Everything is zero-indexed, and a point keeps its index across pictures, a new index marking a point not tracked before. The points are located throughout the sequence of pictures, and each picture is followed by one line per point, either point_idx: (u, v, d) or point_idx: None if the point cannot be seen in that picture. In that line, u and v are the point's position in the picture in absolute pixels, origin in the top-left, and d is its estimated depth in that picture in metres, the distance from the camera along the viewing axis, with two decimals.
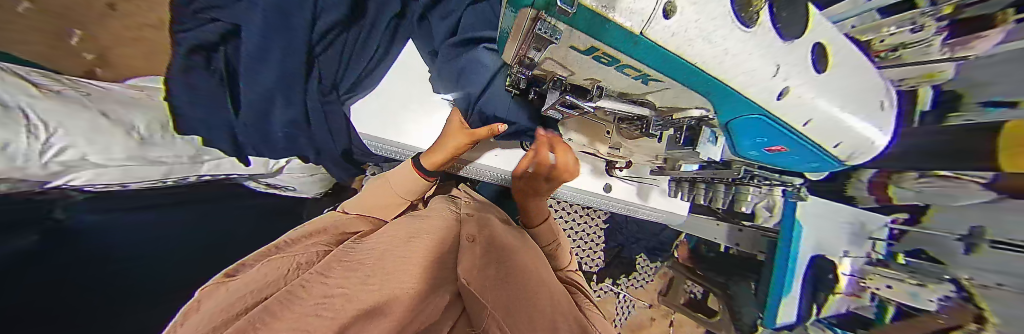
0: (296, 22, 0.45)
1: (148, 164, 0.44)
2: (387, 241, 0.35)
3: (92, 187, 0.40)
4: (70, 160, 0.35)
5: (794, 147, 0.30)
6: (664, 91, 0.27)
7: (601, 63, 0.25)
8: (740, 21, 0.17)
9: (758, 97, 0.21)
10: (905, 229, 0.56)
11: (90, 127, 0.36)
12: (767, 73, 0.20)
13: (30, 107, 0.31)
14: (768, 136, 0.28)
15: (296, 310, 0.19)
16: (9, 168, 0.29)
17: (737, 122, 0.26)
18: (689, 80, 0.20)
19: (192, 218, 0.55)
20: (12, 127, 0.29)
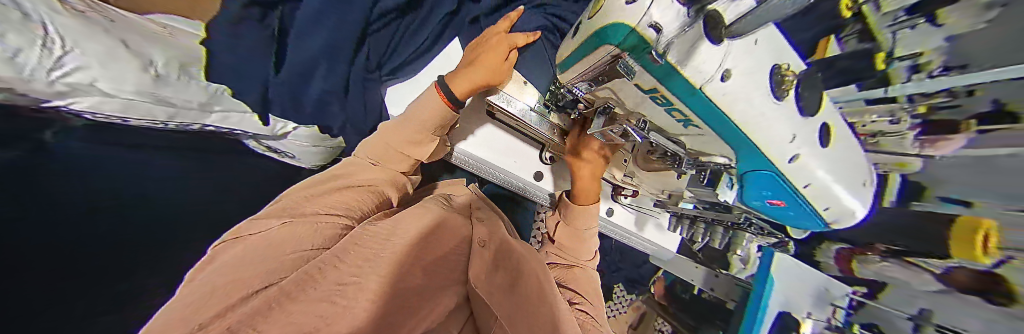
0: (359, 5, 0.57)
1: (155, 102, 0.41)
2: (405, 229, 0.36)
3: (92, 115, 0.36)
4: (77, 83, 0.32)
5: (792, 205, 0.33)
6: (698, 136, 0.30)
7: (654, 102, 0.27)
8: (774, 94, 0.21)
9: (775, 157, 0.24)
10: (864, 301, 0.60)
11: (107, 53, 0.35)
12: (786, 140, 0.23)
13: (46, 20, 0.29)
14: (773, 191, 0.31)
15: (316, 290, 0.22)
16: (15, 79, 0.26)
17: (752, 175, 0.29)
18: (725, 132, 0.23)
19: (177, 165, 0.52)
20: (26, 37, 0.27)
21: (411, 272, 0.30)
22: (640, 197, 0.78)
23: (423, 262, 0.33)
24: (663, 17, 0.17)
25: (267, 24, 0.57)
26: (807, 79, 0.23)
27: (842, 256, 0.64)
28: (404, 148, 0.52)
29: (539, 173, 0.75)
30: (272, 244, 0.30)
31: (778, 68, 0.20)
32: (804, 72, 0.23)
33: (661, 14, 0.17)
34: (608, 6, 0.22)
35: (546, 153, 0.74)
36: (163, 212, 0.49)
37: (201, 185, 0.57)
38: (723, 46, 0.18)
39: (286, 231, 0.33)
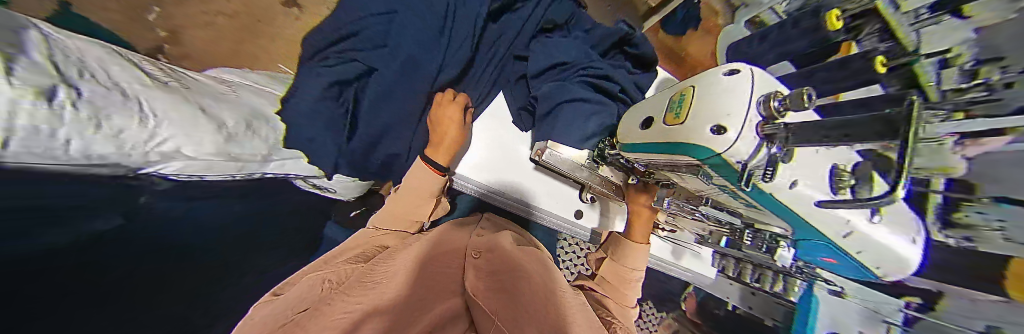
0: (422, 72, 0.54)
1: (228, 159, 0.46)
2: (399, 268, 0.35)
3: (174, 176, 0.42)
4: (167, 151, 0.37)
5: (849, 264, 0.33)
6: (759, 212, 0.33)
7: (721, 189, 0.31)
8: (829, 191, 0.24)
9: (825, 233, 0.27)
10: (920, 315, 0.42)
11: (189, 121, 0.40)
12: (841, 224, 0.26)
13: (142, 96, 0.35)
14: (831, 256, 0.32)
15: (315, 322, 0.22)
16: (114, 151, 0.31)
17: (806, 241, 0.32)
18: (780, 212, 0.28)
19: (237, 213, 0.56)
20: (127, 115, 0.32)
21: (408, 289, 0.29)
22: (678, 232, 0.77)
23: (418, 276, 0.32)
24: (744, 155, 0.22)
25: (345, 100, 0.55)
26: None
27: None
28: (417, 206, 0.54)
29: (579, 212, 0.72)
30: (276, 305, 0.30)
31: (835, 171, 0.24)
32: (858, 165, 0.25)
33: (745, 148, 0.22)
34: (684, 128, 0.26)
35: (587, 194, 0.71)
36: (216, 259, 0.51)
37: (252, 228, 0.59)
38: (789, 164, 0.24)
39: (291, 292, 0.33)
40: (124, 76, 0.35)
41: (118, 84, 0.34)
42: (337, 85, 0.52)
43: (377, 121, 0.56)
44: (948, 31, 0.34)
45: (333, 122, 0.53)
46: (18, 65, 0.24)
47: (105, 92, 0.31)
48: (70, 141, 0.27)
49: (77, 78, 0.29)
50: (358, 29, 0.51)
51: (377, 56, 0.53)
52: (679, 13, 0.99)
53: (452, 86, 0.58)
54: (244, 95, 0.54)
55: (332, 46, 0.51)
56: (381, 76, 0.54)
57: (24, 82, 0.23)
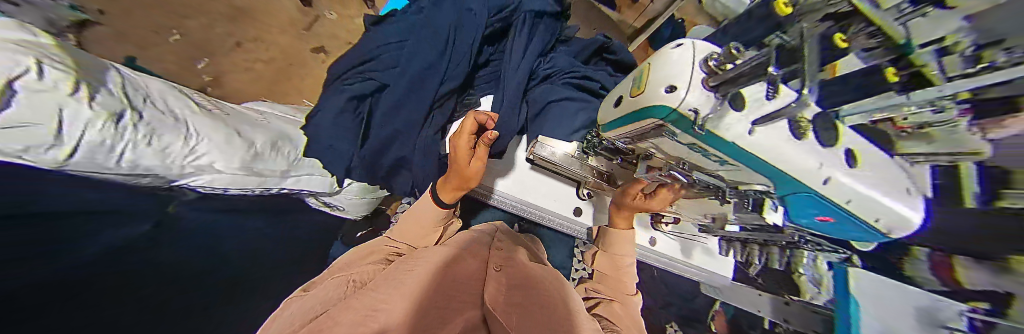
0: (427, 87, 0.59)
1: (252, 174, 0.50)
2: (420, 268, 0.37)
3: (201, 188, 0.46)
4: (201, 165, 0.43)
5: (841, 221, 0.32)
6: (736, 171, 0.33)
7: (696, 152, 0.32)
8: (793, 135, 0.26)
9: (805, 182, 0.27)
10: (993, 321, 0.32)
11: (224, 140, 0.46)
12: (813, 168, 0.26)
13: (188, 120, 0.43)
14: (822, 209, 0.31)
15: (351, 317, 0.26)
16: (159, 164, 0.38)
17: (794, 199, 0.31)
18: (749, 161, 0.28)
19: (251, 228, 0.58)
20: (173, 134, 0.40)
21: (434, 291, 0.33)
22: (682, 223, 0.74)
23: (445, 281, 0.35)
24: (696, 103, 0.24)
25: (359, 111, 0.60)
26: (821, 120, 0.27)
27: (940, 262, 0.39)
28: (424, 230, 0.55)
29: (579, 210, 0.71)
30: (314, 295, 0.34)
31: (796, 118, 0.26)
32: (817, 113, 0.27)
33: (695, 100, 0.24)
34: (646, 91, 0.28)
35: (584, 190, 0.71)
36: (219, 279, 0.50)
37: (262, 247, 0.60)
38: (742, 110, 0.25)
39: (326, 284, 0.37)
40: (180, 107, 0.45)
41: (174, 111, 0.43)
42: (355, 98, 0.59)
43: (384, 130, 0.60)
44: (939, 20, 0.19)
45: (342, 127, 0.57)
46: (91, 102, 0.32)
47: (160, 118, 0.39)
48: (122, 155, 0.34)
49: (139, 108, 0.37)
50: (377, 55, 0.61)
51: (390, 76, 0.61)
52: (665, 30, 1.06)
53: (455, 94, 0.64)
54: (274, 122, 0.61)
55: (353, 69, 0.60)
56: (391, 92, 0.59)
57: (85, 114, 0.30)
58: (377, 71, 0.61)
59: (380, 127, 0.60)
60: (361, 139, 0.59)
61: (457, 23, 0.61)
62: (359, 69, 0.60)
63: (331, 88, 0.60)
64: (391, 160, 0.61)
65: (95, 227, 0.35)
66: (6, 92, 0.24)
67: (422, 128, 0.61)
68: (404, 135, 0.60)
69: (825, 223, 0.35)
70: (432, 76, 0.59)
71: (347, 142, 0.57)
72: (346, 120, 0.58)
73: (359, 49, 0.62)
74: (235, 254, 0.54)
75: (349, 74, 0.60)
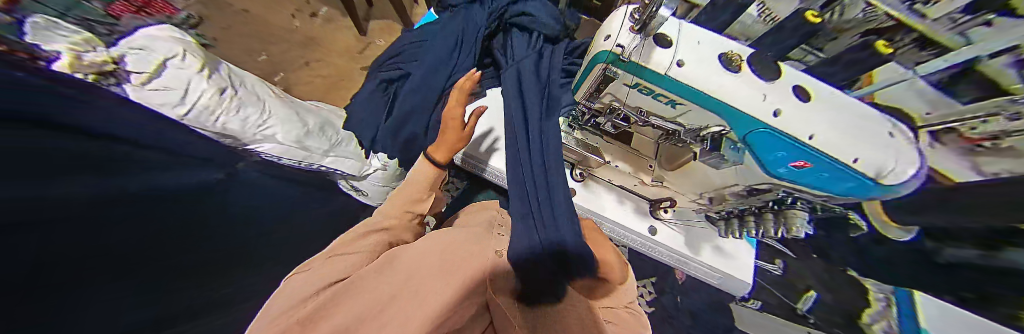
0: (441, 72, 0.65)
1: (300, 148, 0.63)
2: (417, 259, 0.35)
3: (266, 156, 0.60)
4: (266, 134, 0.57)
5: (817, 165, 0.28)
6: (688, 114, 0.33)
7: (643, 95, 0.35)
8: (728, 69, 0.30)
9: (755, 115, 0.28)
10: None
11: (285, 117, 0.61)
12: (758, 97, 0.28)
13: (263, 102, 0.59)
14: (790, 151, 0.29)
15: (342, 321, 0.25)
16: (240, 128, 0.53)
17: (754, 139, 0.30)
18: (696, 99, 0.31)
19: (292, 195, 0.67)
20: (249, 109, 0.55)
21: (437, 287, 0.29)
22: (681, 208, 0.54)
23: (450, 275, 0.31)
24: (623, 41, 0.31)
25: (387, 93, 0.70)
26: (756, 60, 0.30)
27: None
28: (420, 194, 0.50)
29: None
30: (306, 273, 0.33)
31: (726, 55, 0.30)
32: (754, 57, 0.31)
33: (620, 38, 0.31)
34: (595, 46, 0.36)
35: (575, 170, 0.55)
36: (260, 238, 0.56)
37: (293, 218, 0.67)
38: (669, 47, 0.30)
39: (320, 259, 0.35)
40: (264, 92, 0.61)
41: (260, 96, 0.60)
42: (384, 83, 0.71)
43: (403, 108, 0.65)
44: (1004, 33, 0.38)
45: (371, 104, 0.68)
46: (207, 79, 0.49)
47: (248, 97, 0.56)
48: (217, 119, 0.49)
49: (236, 88, 0.55)
50: (405, 52, 0.72)
51: (414, 66, 0.69)
52: None
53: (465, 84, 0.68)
54: (325, 111, 0.76)
55: (389, 60, 0.73)
56: (414, 78, 0.66)
57: (200, 86, 0.48)
58: (406, 64, 0.71)
59: (399, 107, 0.65)
60: (386, 116, 0.68)
61: (464, 27, 0.68)
62: (391, 61, 0.73)
63: (368, 77, 0.73)
64: (405, 135, 0.65)
65: (191, 164, 0.43)
66: (159, 66, 0.44)
67: (434, 107, 0.66)
68: (416, 113, 0.65)
69: (807, 175, 0.30)
70: (447, 64, 0.65)
71: (372, 118, 0.67)
72: (374, 97, 0.69)
73: (392, 48, 0.75)
74: (275, 218, 0.61)
75: (384, 66, 0.73)
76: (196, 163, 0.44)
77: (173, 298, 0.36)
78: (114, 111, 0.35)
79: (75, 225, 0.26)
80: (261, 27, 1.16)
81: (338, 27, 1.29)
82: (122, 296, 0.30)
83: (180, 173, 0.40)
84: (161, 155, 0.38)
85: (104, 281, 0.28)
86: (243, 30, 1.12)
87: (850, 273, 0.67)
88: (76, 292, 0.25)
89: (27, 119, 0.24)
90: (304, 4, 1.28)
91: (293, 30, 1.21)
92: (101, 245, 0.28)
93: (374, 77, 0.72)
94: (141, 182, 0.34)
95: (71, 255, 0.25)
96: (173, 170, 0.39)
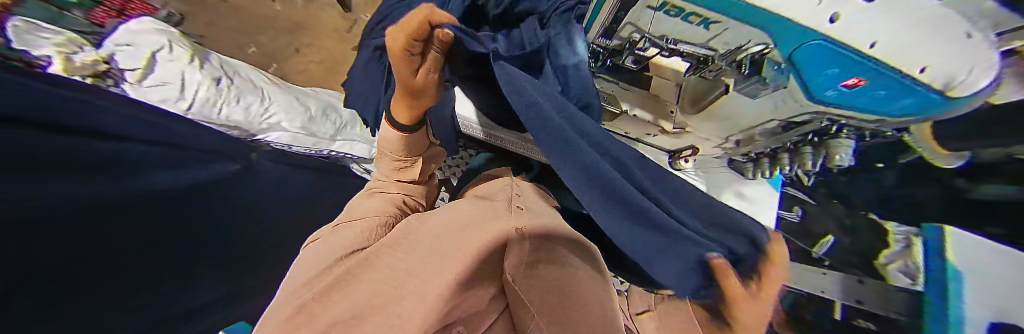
0: None
1: (308, 134, 0.67)
2: (437, 234, 0.31)
3: (275, 145, 0.64)
4: (271, 123, 0.62)
5: (873, 79, 0.31)
6: (724, 32, 0.38)
7: (670, 17, 0.39)
8: None
9: (800, 19, 0.31)
10: None
11: (288, 104, 0.66)
12: (813, 4, 0.30)
13: (268, 91, 0.65)
14: (839, 68, 0.32)
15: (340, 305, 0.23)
16: (246, 118, 0.59)
17: (801, 53, 0.34)
18: (723, 6, 0.33)
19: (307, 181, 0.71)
20: (255, 98, 0.61)
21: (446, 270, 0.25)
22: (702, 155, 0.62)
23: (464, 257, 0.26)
24: None
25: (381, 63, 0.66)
26: None
27: None
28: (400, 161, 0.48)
29: None
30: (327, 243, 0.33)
31: None
32: None
33: None
34: None
35: None
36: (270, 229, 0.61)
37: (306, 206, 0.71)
38: None
39: (339, 228, 0.37)
40: (267, 82, 0.67)
41: (262, 85, 0.66)
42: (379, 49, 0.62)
43: None
44: None
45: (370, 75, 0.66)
46: (202, 70, 0.55)
47: (245, 86, 0.61)
48: (221, 110, 0.55)
49: (231, 78, 0.60)
50: None
51: None
52: None
53: None
54: (325, 97, 0.79)
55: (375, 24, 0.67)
56: None
57: (195, 77, 0.53)
58: None
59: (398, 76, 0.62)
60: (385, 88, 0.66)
61: None
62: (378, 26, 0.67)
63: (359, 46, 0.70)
64: None
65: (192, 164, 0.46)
66: (149, 61, 0.50)
67: None
68: None
69: (860, 94, 0.33)
70: None
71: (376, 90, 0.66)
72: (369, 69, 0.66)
73: None
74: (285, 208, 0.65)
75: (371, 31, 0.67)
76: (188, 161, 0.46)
77: (179, 292, 0.44)
78: (120, 111, 0.40)
79: (73, 226, 0.32)
80: (245, 16, 1.08)
81: (321, 6, 1.20)
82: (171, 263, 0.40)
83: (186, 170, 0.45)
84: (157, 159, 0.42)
85: (101, 281, 0.34)
86: (228, 23, 1.05)
87: (870, 216, 0.29)
88: (70, 295, 0.31)
89: (32, 126, 0.28)
90: None
91: (277, 16, 1.13)
92: (85, 250, 0.33)
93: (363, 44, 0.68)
94: (142, 184, 0.39)
95: (50, 265, 0.29)
96: (173, 167, 0.43)
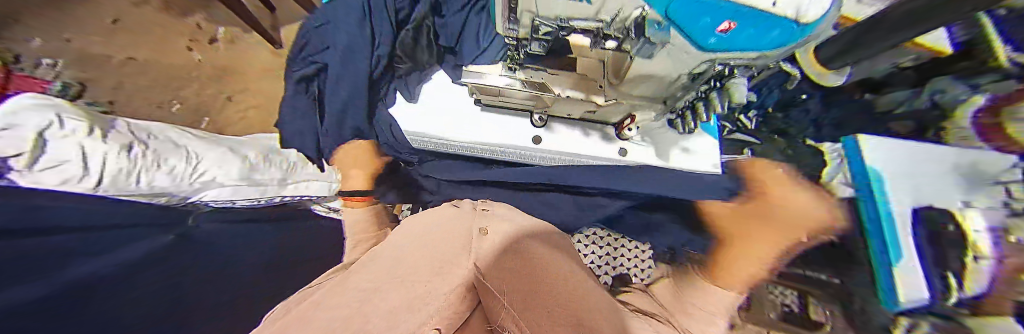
0: (359, 53, 0.62)
1: (252, 184, 0.62)
2: (418, 237, 0.36)
3: (214, 203, 0.59)
4: (206, 181, 0.55)
5: (743, 21, 0.22)
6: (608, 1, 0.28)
7: None
8: None
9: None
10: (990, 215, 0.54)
11: (218, 159, 0.60)
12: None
13: (189, 147, 0.58)
14: (713, 16, 0.21)
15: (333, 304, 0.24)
16: (172, 183, 0.51)
17: (676, 8, 0.22)
18: None
19: (259, 228, 0.64)
20: (172, 151, 0.54)
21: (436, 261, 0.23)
22: (645, 126, 0.61)
23: None
24: None
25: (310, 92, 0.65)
26: None
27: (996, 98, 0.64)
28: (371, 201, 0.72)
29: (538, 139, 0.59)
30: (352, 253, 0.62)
31: None
32: None
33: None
34: None
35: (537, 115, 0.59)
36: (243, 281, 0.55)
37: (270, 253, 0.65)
38: None
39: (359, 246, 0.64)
40: (182, 135, 0.59)
41: (176, 141, 0.57)
42: (301, 81, 0.64)
43: (335, 101, 0.61)
44: None
45: (303, 111, 0.65)
46: (104, 139, 0.44)
47: (164, 147, 0.53)
48: (140, 179, 0.46)
49: (144, 141, 0.51)
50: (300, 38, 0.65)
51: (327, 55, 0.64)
52: None
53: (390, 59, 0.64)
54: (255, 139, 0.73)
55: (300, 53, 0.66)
56: (330, 67, 0.61)
57: (101, 146, 0.43)
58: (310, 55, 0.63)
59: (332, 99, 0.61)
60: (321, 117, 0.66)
61: None
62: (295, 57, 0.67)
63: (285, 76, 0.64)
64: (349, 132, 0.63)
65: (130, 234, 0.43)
66: (37, 142, 0.38)
67: (366, 94, 0.62)
68: (351, 106, 0.62)
69: (737, 39, 0.25)
70: (361, 44, 0.62)
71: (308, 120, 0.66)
72: (302, 101, 0.65)
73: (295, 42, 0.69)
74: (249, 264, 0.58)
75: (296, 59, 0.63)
76: (72, 230, 0.37)
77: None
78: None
79: None
80: (158, 72, 1.00)
81: (245, 47, 1.14)
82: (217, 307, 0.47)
83: (63, 234, 0.35)
84: (40, 227, 0.33)
85: None
86: (142, 81, 0.97)
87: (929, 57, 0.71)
88: None
89: None
90: (197, 31, 1.13)
91: (199, 64, 1.06)
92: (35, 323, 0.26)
93: (289, 75, 0.64)
94: (34, 262, 0.31)
95: None
96: (38, 237, 0.33)
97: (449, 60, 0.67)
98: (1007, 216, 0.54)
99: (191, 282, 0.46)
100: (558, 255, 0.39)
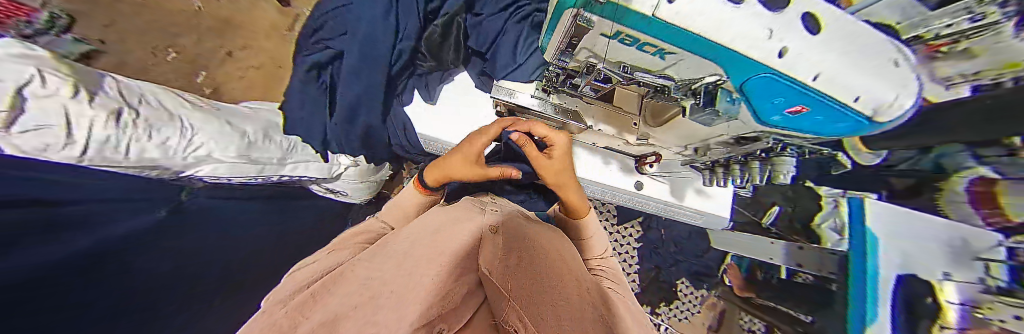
0: (380, 42, 0.58)
1: (250, 162, 0.59)
2: (418, 234, 0.37)
3: (207, 179, 0.56)
4: (200, 155, 0.51)
5: (812, 106, 0.29)
6: (679, 63, 0.33)
7: (624, 46, 0.33)
8: (809, 29, 0.25)
9: (756, 57, 0.26)
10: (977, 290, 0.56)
11: (216, 131, 0.55)
12: (760, 37, 0.25)
13: (186, 118, 0.52)
14: (785, 98, 0.29)
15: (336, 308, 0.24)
16: (162, 156, 0.46)
17: (751, 86, 0.30)
18: (694, 46, 0.27)
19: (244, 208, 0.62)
20: (166, 120, 0.48)
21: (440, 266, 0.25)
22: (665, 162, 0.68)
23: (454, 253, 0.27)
24: None
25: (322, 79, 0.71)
26: None
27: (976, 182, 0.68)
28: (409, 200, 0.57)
29: None
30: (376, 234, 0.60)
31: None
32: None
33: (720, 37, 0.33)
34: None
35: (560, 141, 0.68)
36: (237, 262, 0.55)
37: (261, 234, 0.64)
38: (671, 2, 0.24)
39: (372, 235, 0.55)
40: (174, 103, 0.53)
41: (171, 109, 0.51)
42: (313, 69, 0.69)
43: (349, 92, 0.60)
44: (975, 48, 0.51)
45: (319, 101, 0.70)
46: (89, 102, 0.38)
47: (157, 116, 0.47)
48: (128, 149, 0.41)
49: (136, 107, 0.45)
50: (323, 21, 0.67)
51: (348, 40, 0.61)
52: None
53: (415, 52, 0.62)
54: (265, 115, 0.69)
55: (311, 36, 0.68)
56: (348, 56, 0.60)
57: (86, 110, 0.37)
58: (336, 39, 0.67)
59: (347, 90, 0.60)
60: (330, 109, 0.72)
61: None
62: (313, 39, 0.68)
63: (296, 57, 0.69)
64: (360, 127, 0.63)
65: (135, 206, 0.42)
66: (15, 98, 0.31)
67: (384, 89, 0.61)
68: (366, 99, 0.61)
69: (800, 119, 0.32)
70: (383, 34, 0.58)
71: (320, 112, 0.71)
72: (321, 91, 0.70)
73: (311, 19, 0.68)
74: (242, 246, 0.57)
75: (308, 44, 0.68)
76: (91, 202, 0.36)
77: None
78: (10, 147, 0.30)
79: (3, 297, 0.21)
80: None
81: None
82: (214, 288, 0.47)
83: (88, 205, 0.35)
84: (64, 196, 0.33)
85: None
86: None
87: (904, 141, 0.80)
88: None
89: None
90: None
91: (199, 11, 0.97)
92: (53, 306, 0.25)
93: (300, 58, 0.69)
94: (75, 234, 0.32)
95: None
96: (73, 211, 0.33)
97: (478, 65, 0.68)
98: (979, 292, 0.56)
99: (199, 260, 0.47)
100: (558, 240, 0.40)
